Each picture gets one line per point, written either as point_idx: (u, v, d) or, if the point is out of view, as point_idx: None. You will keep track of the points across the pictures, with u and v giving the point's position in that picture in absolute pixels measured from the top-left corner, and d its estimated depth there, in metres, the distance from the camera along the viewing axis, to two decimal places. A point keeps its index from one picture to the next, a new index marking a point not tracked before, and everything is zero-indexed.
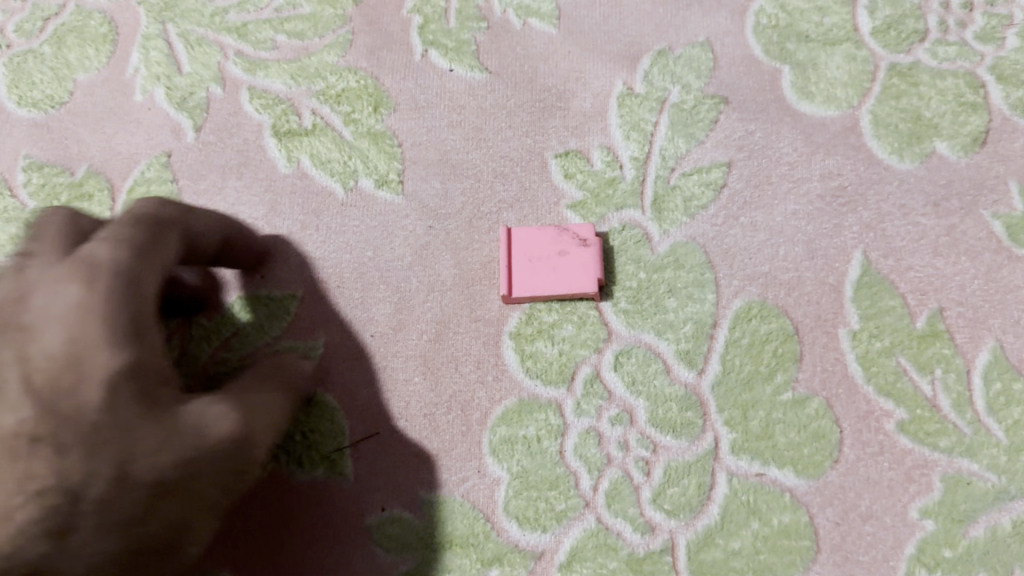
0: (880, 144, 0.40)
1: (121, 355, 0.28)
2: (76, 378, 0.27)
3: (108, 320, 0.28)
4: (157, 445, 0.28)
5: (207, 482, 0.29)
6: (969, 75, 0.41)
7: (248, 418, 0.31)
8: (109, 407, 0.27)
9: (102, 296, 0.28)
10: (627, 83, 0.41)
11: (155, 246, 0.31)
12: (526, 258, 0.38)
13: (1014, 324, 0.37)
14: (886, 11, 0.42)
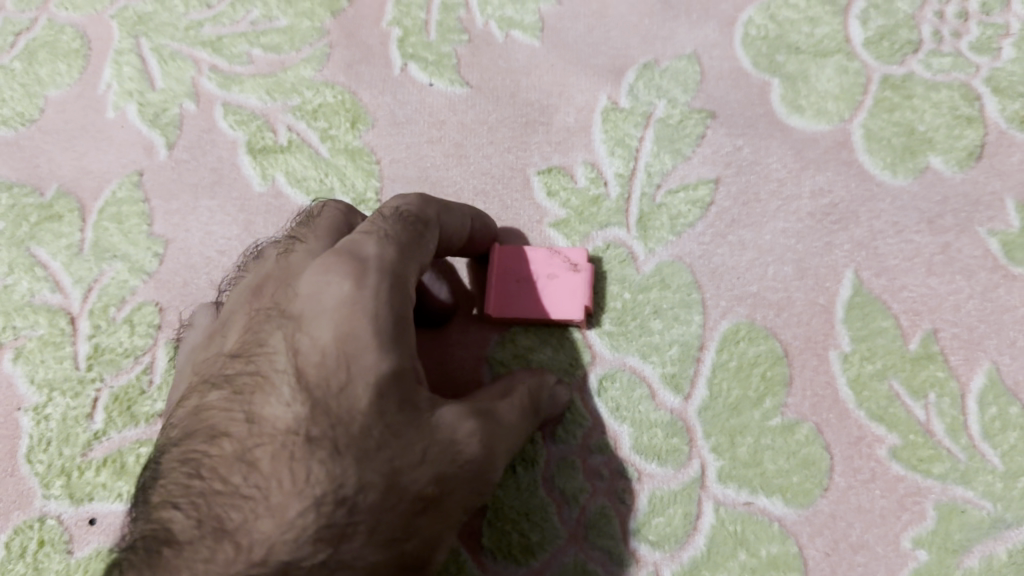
0: (873, 160, 0.38)
1: (393, 356, 0.27)
2: (361, 380, 0.27)
3: (384, 322, 0.28)
4: (420, 449, 0.27)
5: (457, 486, 0.29)
6: (964, 87, 0.39)
7: (497, 421, 0.31)
8: (383, 410, 0.27)
9: (374, 295, 0.28)
10: (611, 97, 0.40)
11: (417, 241, 0.31)
12: (512, 279, 0.37)
13: (1011, 345, 0.36)
14: (878, 21, 0.41)
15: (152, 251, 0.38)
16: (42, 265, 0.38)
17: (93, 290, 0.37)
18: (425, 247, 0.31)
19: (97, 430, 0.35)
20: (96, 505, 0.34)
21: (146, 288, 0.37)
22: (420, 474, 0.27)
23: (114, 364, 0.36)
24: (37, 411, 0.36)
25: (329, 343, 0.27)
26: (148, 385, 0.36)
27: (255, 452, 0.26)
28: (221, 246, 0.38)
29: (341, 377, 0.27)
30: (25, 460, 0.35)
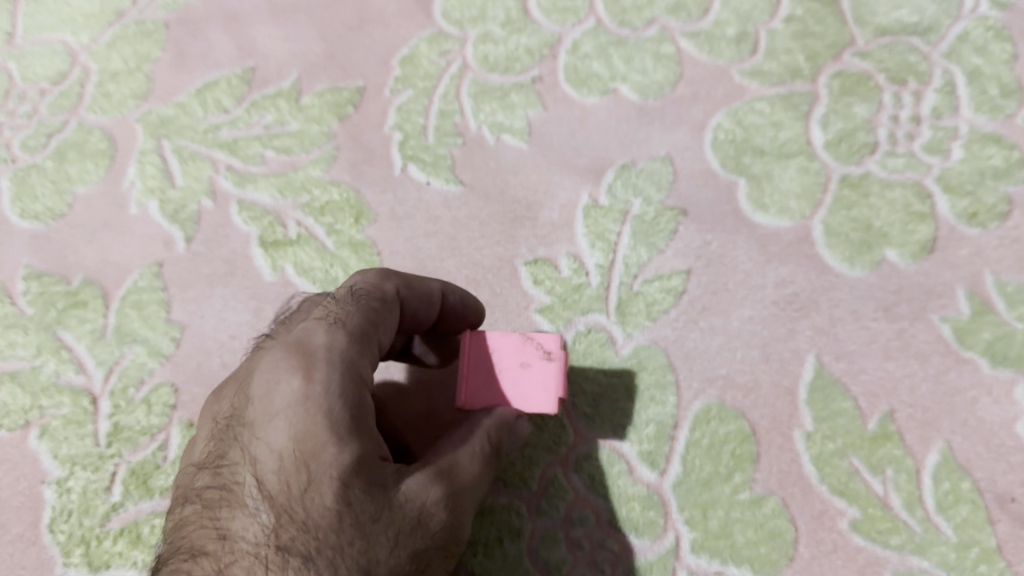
0: (832, 253, 0.42)
1: (350, 448, 0.30)
2: (319, 477, 0.30)
3: (335, 416, 0.31)
4: (392, 527, 0.30)
5: (434, 552, 0.31)
6: (918, 186, 0.43)
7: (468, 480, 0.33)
8: (347, 502, 0.30)
9: (323, 391, 0.31)
10: (591, 195, 0.43)
11: (368, 320, 0.33)
12: (485, 370, 0.35)
13: (962, 425, 0.39)
14: (837, 125, 0.45)
15: (170, 336, 0.41)
16: (67, 348, 0.41)
17: (114, 371, 0.40)
18: (383, 325, 0.34)
19: (115, 502, 0.38)
20: (113, 572, 0.37)
21: (163, 370, 0.40)
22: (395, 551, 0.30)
23: (132, 441, 0.39)
24: (60, 484, 0.38)
25: (290, 447, 0.31)
26: (164, 459, 0.38)
27: (232, 567, 0.30)
28: (233, 331, 0.41)
29: (300, 478, 0.30)
30: (48, 530, 0.38)
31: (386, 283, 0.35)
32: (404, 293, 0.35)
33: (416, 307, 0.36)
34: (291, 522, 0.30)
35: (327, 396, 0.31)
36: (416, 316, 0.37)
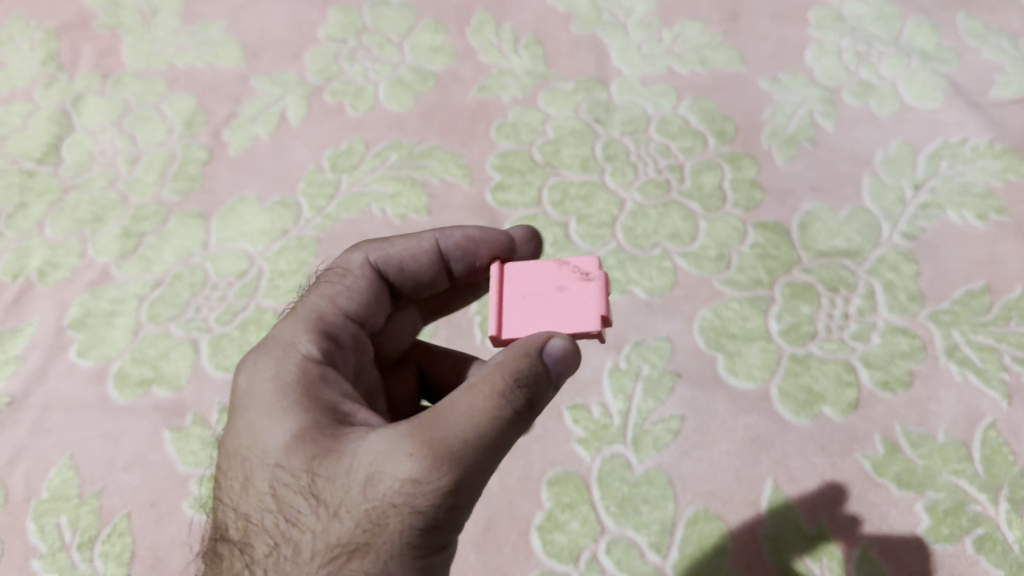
0: (785, 408, 0.61)
1: (286, 426, 0.41)
2: (265, 456, 0.41)
3: (272, 405, 0.42)
4: (331, 490, 0.38)
5: (386, 508, 0.37)
6: (846, 362, 0.63)
7: (417, 439, 0.37)
8: (286, 472, 0.40)
9: (265, 386, 0.43)
10: (613, 361, 0.65)
11: (329, 289, 0.50)
12: (523, 294, 0.46)
13: (877, 530, 0.56)
14: (787, 318, 0.65)
15: None
16: None
17: None
18: (354, 280, 0.51)
19: None
20: None
21: None
22: (330, 510, 0.38)
23: None
24: None
25: (248, 436, 0.42)
26: None
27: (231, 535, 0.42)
28: None
29: (253, 459, 0.41)
30: None
31: (353, 256, 0.52)
32: (373, 256, 0.52)
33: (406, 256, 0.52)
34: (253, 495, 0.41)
35: (267, 385, 0.43)
36: (417, 265, 0.53)
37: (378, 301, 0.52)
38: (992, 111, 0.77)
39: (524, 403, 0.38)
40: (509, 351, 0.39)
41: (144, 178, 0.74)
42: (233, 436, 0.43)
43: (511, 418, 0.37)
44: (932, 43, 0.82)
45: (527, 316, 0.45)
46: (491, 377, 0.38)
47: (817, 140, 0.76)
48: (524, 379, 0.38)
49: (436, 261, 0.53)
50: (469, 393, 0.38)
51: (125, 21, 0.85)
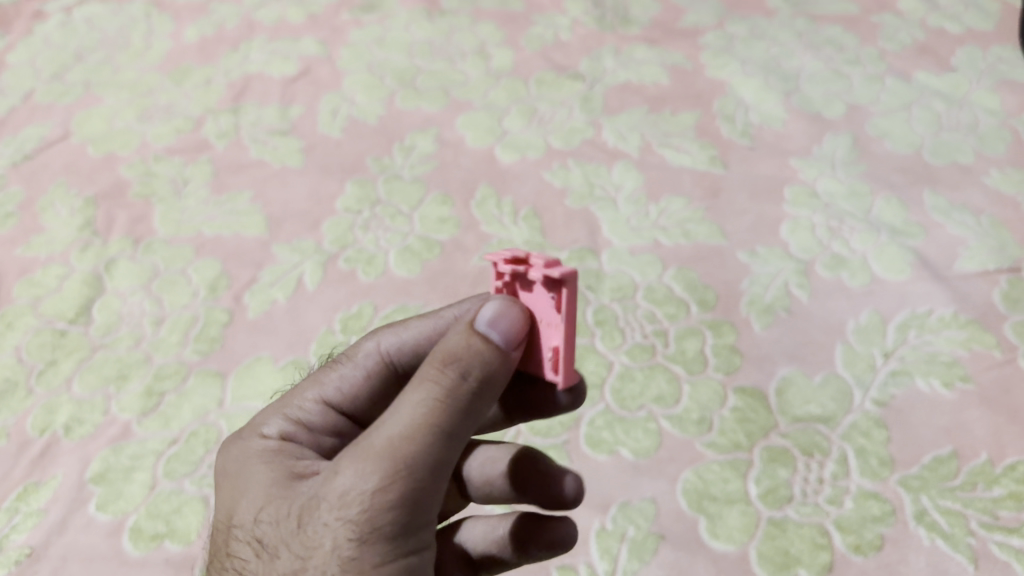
0: (763, 570, 0.65)
1: (249, 488, 0.48)
2: (236, 516, 0.48)
3: (241, 474, 0.50)
4: (284, 528, 0.45)
5: (327, 527, 0.43)
6: (820, 526, 0.67)
7: (357, 453, 0.43)
8: (247, 523, 0.47)
9: (237, 462, 0.51)
10: (600, 522, 0.69)
11: (318, 388, 0.56)
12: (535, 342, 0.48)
13: None
14: (765, 482, 0.70)
15: None
16: None
17: None
18: (345, 379, 0.57)
19: None
20: None
21: None
22: (285, 544, 0.44)
23: None
24: None
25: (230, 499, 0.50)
26: None
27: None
28: None
29: (226, 521, 0.49)
30: None
31: (365, 343, 0.57)
32: (384, 345, 0.57)
33: (394, 352, 0.57)
34: (229, 558, 0.47)
35: (238, 460, 0.51)
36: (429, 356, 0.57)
37: (373, 394, 0.57)
38: (957, 283, 0.83)
39: (459, 395, 0.43)
40: (449, 344, 0.44)
41: (167, 339, 0.80)
42: (212, 511, 0.50)
43: (447, 414, 0.43)
44: (900, 217, 0.89)
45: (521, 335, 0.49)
46: (425, 378, 0.44)
47: (791, 309, 0.82)
48: (458, 370, 0.43)
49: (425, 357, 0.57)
50: (405, 398, 0.44)
51: (158, 190, 0.92)
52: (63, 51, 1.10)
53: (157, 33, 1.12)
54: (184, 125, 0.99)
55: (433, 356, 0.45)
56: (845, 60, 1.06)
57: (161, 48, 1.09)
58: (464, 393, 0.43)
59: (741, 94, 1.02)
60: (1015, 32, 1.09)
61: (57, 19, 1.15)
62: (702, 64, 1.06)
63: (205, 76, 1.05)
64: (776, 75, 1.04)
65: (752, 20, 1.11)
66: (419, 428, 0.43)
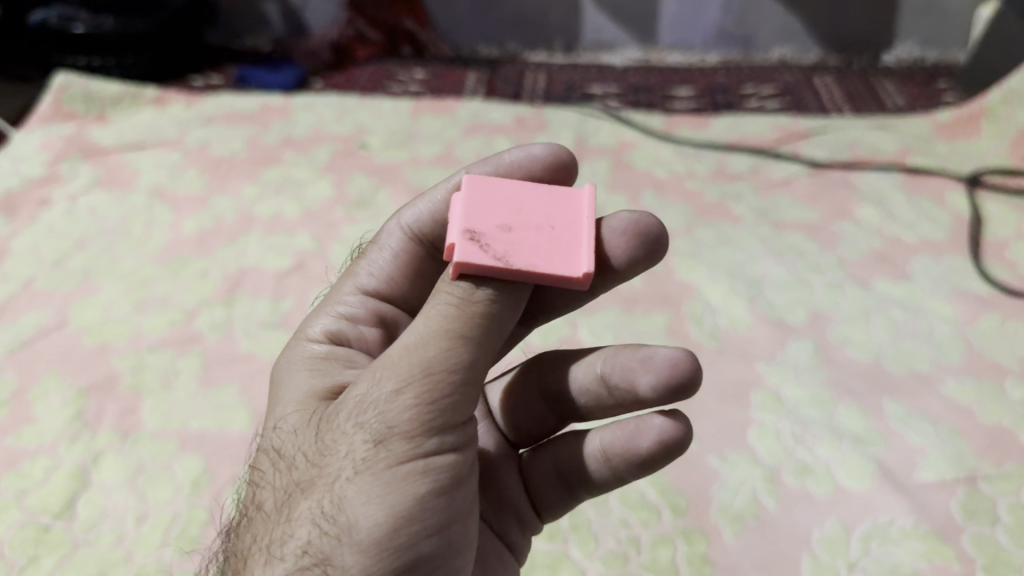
0: None
1: (297, 402, 0.61)
2: (285, 423, 0.60)
3: (288, 394, 0.63)
4: (323, 427, 0.56)
5: (358, 418, 0.53)
6: None
7: (378, 369, 0.54)
8: (294, 423, 0.59)
9: (284, 384, 0.65)
10: None
11: (355, 277, 0.71)
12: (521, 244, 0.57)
13: None
14: None
15: None
16: None
17: None
18: (377, 263, 0.71)
19: None
20: None
21: None
22: (324, 435, 0.55)
23: None
24: None
25: (279, 421, 0.61)
26: None
27: (259, 491, 0.60)
28: None
29: (276, 430, 0.61)
30: None
31: (387, 222, 0.72)
32: (400, 222, 0.71)
33: (415, 224, 0.71)
34: (275, 451, 0.59)
35: (285, 382, 0.65)
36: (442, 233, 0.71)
37: (403, 281, 0.72)
38: (919, 493, 0.86)
39: (469, 313, 0.53)
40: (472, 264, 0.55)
41: (148, 538, 0.81)
42: (266, 425, 0.63)
43: (463, 320, 0.53)
44: (863, 426, 0.93)
45: (561, 260, 0.56)
46: (440, 299, 0.54)
47: (760, 516, 0.84)
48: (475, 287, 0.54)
49: (441, 223, 0.70)
50: (422, 316, 0.54)
51: (149, 381, 0.95)
52: (65, 238, 1.15)
53: (157, 223, 1.18)
54: (178, 316, 1.03)
55: (450, 277, 0.55)
56: (807, 266, 1.13)
57: (161, 239, 1.15)
58: (474, 312, 0.53)
59: (710, 298, 1.08)
60: (965, 243, 1.17)
61: (61, 205, 1.21)
62: (672, 266, 1.12)
63: (202, 268, 1.10)
64: (741, 280, 1.11)
65: (719, 226, 1.19)
66: (430, 342, 0.52)
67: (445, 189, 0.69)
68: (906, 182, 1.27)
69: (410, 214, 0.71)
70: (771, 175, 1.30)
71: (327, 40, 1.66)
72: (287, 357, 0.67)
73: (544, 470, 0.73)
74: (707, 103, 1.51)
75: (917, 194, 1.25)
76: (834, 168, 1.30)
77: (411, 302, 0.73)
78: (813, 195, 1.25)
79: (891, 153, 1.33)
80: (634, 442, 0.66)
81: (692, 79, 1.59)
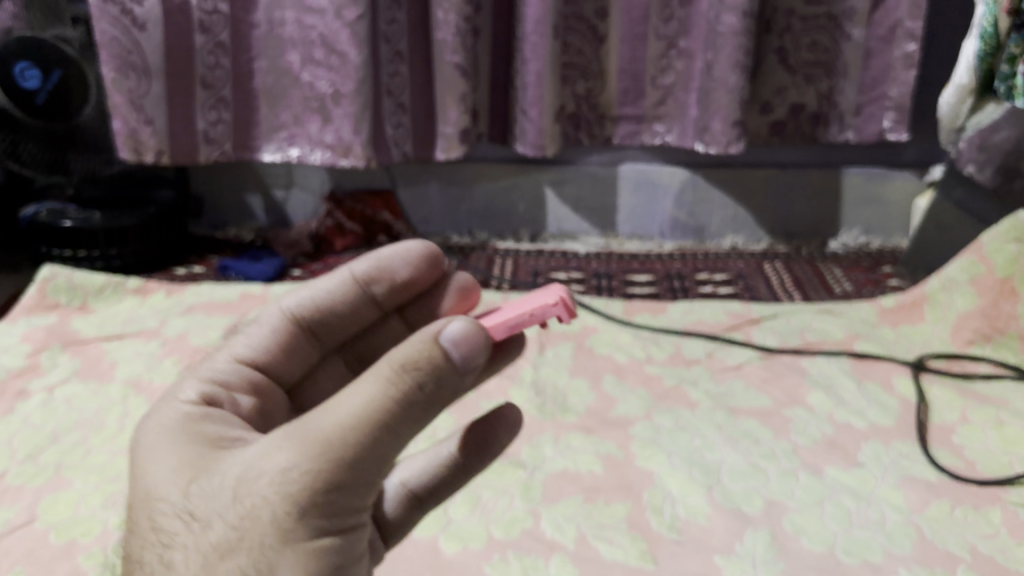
0: None
1: (169, 463, 0.55)
2: (159, 485, 0.54)
3: (159, 449, 0.57)
4: (219, 490, 0.51)
5: (272, 489, 0.49)
6: None
7: (293, 441, 0.50)
8: (170, 484, 0.53)
9: (157, 432, 0.58)
10: None
11: (230, 350, 0.70)
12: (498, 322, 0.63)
13: None
14: None
15: None
16: None
17: None
18: (254, 337, 0.71)
19: None
20: None
21: None
22: (223, 504, 0.51)
23: None
24: None
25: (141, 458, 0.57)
26: None
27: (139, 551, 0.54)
28: None
29: (150, 488, 0.54)
30: None
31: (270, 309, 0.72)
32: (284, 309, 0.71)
33: (296, 309, 0.71)
34: (151, 508, 0.54)
35: (156, 431, 0.58)
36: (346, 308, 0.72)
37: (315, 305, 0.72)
38: None
39: (406, 401, 0.49)
40: (425, 343, 0.49)
41: None
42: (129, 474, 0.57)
43: (399, 407, 0.49)
44: None
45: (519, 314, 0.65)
46: (381, 378, 0.49)
47: None
48: (415, 373, 0.49)
49: (326, 314, 0.72)
50: (352, 391, 0.50)
51: None
52: (40, 431, 1.18)
53: (132, 415, 1.21)
54: None
55: (402, 346, 0.50)
56: (761, 454, 1.16)
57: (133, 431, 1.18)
58: (416, 398, 0.49)
59: (669, 486, 1.10)
60: (913, 429, 1.21)
61: (39, 397, 1.24)
62: (632, 454, 1.15)
63: None
64: (699, 467, 1.13)
65: (677, 412, 1.24)
66: (358, 424, 0.49)
67: (330, 279, 0.71)
68: (854, 367, 1.34)
69: (359, 257, 0.71)
70: (725, 360, 1.36)
71: (308, 230, 1.76)
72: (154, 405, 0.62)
73: (390, 493, 0.69)
74: (665, 288, 1.60)
75: (865, 379, 1.31)
76: (785, 354, 1.37)
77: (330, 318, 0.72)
78: (766, 381, 1.31)
79: (839, 339, 1.40)
80: (479, 430, 0.67)
81: (650, 265, 1.68)
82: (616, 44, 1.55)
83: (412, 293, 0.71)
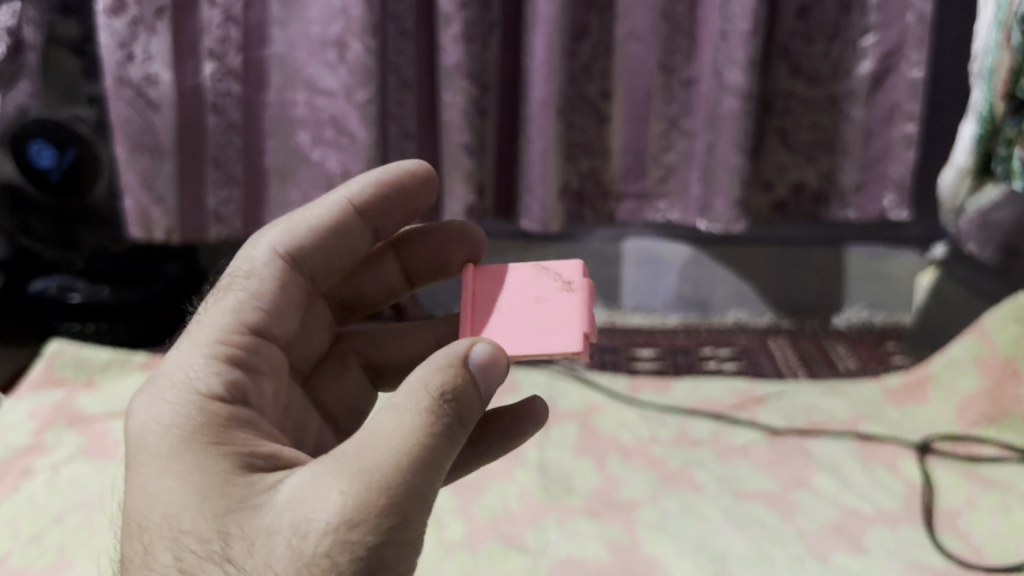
0: None
1: (208, 488, 0.58)
2: (206, 512, 0.57)
3: (191, 468, 0.59)
4: (281, 533, 0.55)
5: (344, 532, 0.54)
6: None
7: (351, 483, 0.55)
8: (224, 523, 0.56)
9: (183, 440, 0.61)
10: None
11: (238, 311, 0.73)
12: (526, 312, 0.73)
13: None
14: None
15: None
16: None
17: None
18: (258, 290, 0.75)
19: None
20: None
21: None
22: (288, 546, 0.54)
23: None
24: None
25: (154, 478, 0.60)
26: None
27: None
28: None
29: (197, 521, 0.57)
30: None
31: (270, 250, 0.78)
32: (280, 247, 0.78)
33: (286, 247, 0.78)
34: (199, 541, 0.56)
35: (180, 439, 0.61)
36: (346, 230, 0.83)
37: (310, 239, 0.80)
38: None
39: (448, 432, 0.57)
40: (455, 377, 0.58)
41: None
42: (154, 490, 0.59)
43: (442, 439, 0.57)
44: None
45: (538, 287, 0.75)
46: (425, 414, 0.57)
47: None
48: (450, 403, 0.57)
49: (316, 246, 0.80)
50: (398, 427, 0.56)
51: None
52: (45, 512, 1.17)
53: None
54: None
55: (436, 382, 0.58)
56: (767, 539, 1.15)
57: None
58: (454, 428, 0.58)
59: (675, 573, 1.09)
60: (919, 513, 1.21)
61: (43, 475, 1.24)
62: (638, 540, 1.15)
63: None
64: (705, 553, 1.12)
65: (683, 495, 1.24)
66: (415, 460, 0.56)
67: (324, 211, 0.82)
68: (860, 448, 1.34)
69: (358, 185, 0.83)
70: (731, 441, 1.36)
71: None
72: (160, 397, 0.64)
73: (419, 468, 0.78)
74: (670, 364, 1.61)
75: (871, 461, 1.31)
76: (791, 435, 1.36)
77: (332, 246, 0.82)
78: (773, 463, 1.31)
79: (844, 419, 1.41)
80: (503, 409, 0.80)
81: (653, 339, 1.70)
82: (619, 124, 1.57)
83: (407, 213, 0.87)
